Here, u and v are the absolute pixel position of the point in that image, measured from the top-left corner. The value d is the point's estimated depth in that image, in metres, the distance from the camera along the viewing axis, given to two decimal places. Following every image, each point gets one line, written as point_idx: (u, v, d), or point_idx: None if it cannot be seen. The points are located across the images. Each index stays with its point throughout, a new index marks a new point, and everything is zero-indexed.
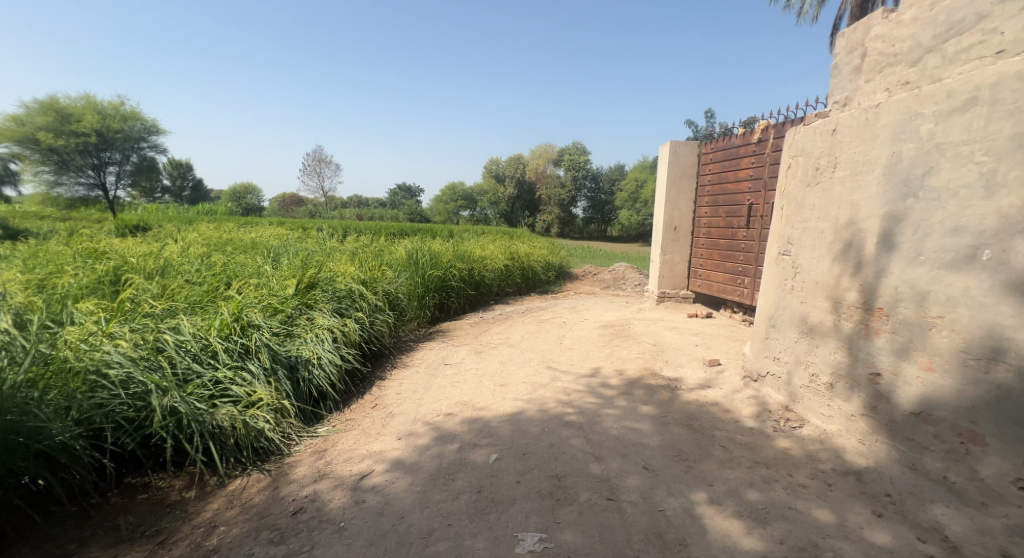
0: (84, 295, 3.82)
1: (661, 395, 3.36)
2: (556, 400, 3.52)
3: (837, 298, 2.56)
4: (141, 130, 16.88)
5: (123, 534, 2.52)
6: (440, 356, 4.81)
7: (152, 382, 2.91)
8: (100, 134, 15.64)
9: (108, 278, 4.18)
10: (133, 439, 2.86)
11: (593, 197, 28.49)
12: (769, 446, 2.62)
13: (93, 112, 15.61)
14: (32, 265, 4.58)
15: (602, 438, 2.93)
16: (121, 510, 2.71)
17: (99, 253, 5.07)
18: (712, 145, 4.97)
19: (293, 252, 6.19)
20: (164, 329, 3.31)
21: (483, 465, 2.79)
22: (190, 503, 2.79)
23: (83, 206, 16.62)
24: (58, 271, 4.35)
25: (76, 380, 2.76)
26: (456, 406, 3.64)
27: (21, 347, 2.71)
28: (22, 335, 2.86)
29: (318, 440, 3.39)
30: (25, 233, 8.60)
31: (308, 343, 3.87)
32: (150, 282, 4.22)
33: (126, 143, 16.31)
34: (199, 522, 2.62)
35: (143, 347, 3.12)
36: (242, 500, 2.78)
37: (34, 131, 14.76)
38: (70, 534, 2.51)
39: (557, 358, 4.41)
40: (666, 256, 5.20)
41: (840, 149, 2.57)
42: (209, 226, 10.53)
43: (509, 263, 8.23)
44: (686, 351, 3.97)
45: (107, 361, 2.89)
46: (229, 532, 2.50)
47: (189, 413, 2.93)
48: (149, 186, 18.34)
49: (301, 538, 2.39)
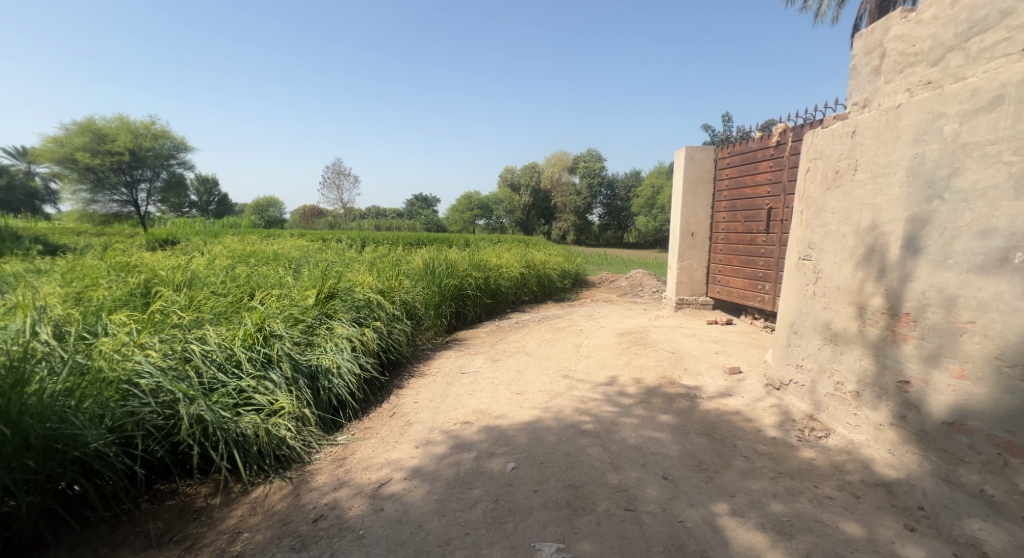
0: (117, 308, 3.93)
1: (680, 403, 3.31)
2: (572, 409, 3.49)
3: (861, 304, 2.49)
4: (171, 148, 17.38)
5: (152, 539, 2.56)
6: (457, 365, 4.82)
7: (180, 390, 2.97)
8: (132, 153, 16.19)
9: (139, 290, 4.30)
10: (162, 446, 2.91)
11: (610, 204, 28.37)
12: (793, 456, 2.55)
13: (126, 132, 16.14)
14: (68, 278, 4.73)
15: (620, 447, 2.88)
16: (150, 516, 2.76)
17: (131, 267, 5.21)
18: (729, 149, 4.91)
19: (313, 263, 6.26)
20: (191, 339, 3.38)
21: (500, 474, 2.77)
22: (215, 509, 2.83)
23: (116, 222, 17.10)
24: (93, 284, 4.49)
25: (109, 389, 2.83)
26: (473, 415, 3.63)
27: (60, 357, 2.79)
28: (60, 347, 2.94)
29: (337, 449, 3.41)
30: (62, 248, 8.84)
31: (328, 352, 3.91)
32: (178, 293, 4.33)
33: (157, 161, 16.83)
34: (223, 528, 2.64)
35: (172, 357, 3.19)
36: (265, 507, 2.81)
37: (72, 151, 15.31)
38: (103, 538, 2.56)
39: (573, 366, 4.37)
40: (684, 262, 5.14)
41: (860, 151, 2.52)
42: (235, 239, 10.74)
43: (525, 271, 8.21)
44: (705, 358, 3.91)
45: (138, 371, 2.97)
46: (252, 539, 2.52)
47: (214, 421, 2.97)
48: (178, 202, 18.82)
49: (321, 545, 2.40)
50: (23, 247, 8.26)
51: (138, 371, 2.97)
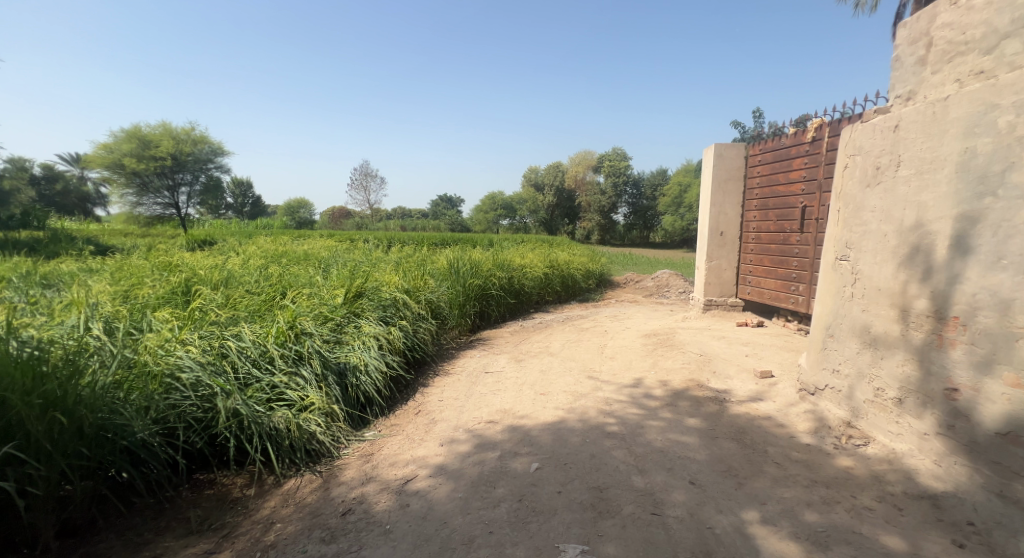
0: (160, 305, 4.05)
1: (709, 407, 3.23)
2: (597, 410, 3.44)
3: (903, 307, 2.38)
4: (210, 152, 17.81)
5: (193, 526, 2.64)
6: (481, 364, 4.81)
7: (218, 385, 3.06)
8: (174, 158, 16.67)
9: (180, 288, 4.44)
10: (201, 438, 2.99)
11: (635, 203, 28.03)
12: (828, 465, 2.46)
13: (168, 137, 16.65)
14: (116, 277, 4.93)
15: (646, 450, 2.82)
16: (191, 504, 2.84)
17: (173, 266, 5.40)
18: (760, 146, 4.77)
19: (342, 263, 6.36)
20: (228, 336, 3.47)
21: (524, 474, 2.74)
22: (250, 500, 2.89)
23: (159, 224, 17.76)
24: (139, 282, 4.66)
25: (154, 382, 2.91)
26: (497, 414, 3.61)
27: (110, 351, 2.89)
28: (110, 342, 3.05)
29: (364, 445, 3.44)
30: (112, 248, 9.24)
31: (355, 350, 3.94)
32: (216, 292, 4.45)
33: (197, 165, 17.30)
34: (257, 518, 2.70)
35: (210, 353, 3.28)
36: (296, 499, 2.85)
37: (120, 156, 15.93)
38: (149, 524, 2.66)
39: (598, 367, 4.31)
40: (712, 262, 5.02)
41: (904, 146, 2.40)
42: (272, 240, 11.09)
43: (549, 271, 8.16)
44: (735, 361, 3.80)
45: (179, 366, 3.06)
46: (284, 530, 2.56)
47: (249, 415, 3.04)
48: (216, 203, 19.43)
49: (349, 538, 2.41)
50: (76, 247, 8.69)
51: (179, 366, 3.06)
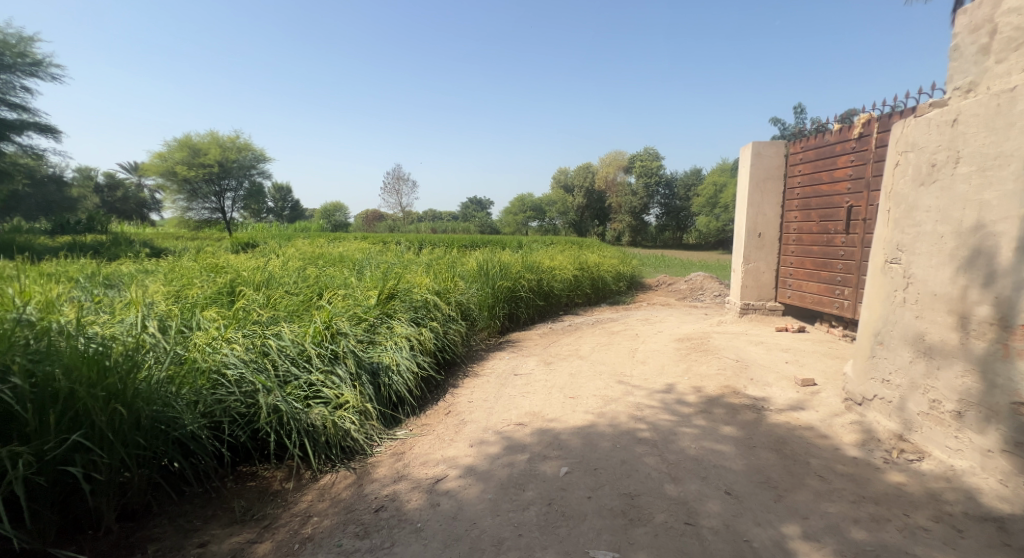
0: (207, 305, 4.19)
1: (746, 415, 3.10)
2: (628, 415, 3.36)
3: (963, 313, 2.23)
4: (253, 159, 18.30)
5: (237, 516, 2.70)
6: (511, 366, 4.79)
7: (260, 381, 3.13)
8: (220, 164, 17.26)
9: (225, 288, 4.57)
10: (244, 432, 3.07)
11: (667, 204, 27.52)
12: (877, 480, 2.32)
13: (216, 146, 17.18)
14: (168, 277, 5.13)
15: (679, 458, 2.73)
16: (235, 494, 2.91)
17: (219, 267, 5.58)
18: (802, 144, 4.58)
19: (375, 265, 6.44)
20: (269, 335, 3.55)
21: (553, 478, 2.69)
22: (289, 493, 2.94)
23: (206, 227, 18.49)
24: (188, 282, 4.83)
25: (202, 378, 3.00)
26: (527, 417, 3.57)
27: (163, 347, 2.99)
28: (163, 339, 3.16)
29: (396, 444, 3.46)
30: (165, 250, 9.75)
31: (388, 350, 3.97)
32: (258, 292, 4.57)
33: (242, 171, 17.85)
34: (295, 511, 2.75)
35: (253, 351, 3.36)
36: (332, 494, 2.89)
37: (172, 164, 16.65)
38: (197, 512, 2.74)
39: (629, 371, 4.21)
40: (749, 264, 4.85)
41: (963, 142, 2.26)
42: (313, 242, 11.43)
43: (579, 274, 8.07)
44: (774, 368, 3.65)
45: (224, 363, 3.14)
46: (321, 524, 2.60)
47: (288, 411, 3.11)
48: (257, 207, 20.14)
49: (382, 535, 2.42)
50: (134, 249, 9.19)
51: (225, 363, 3.16)
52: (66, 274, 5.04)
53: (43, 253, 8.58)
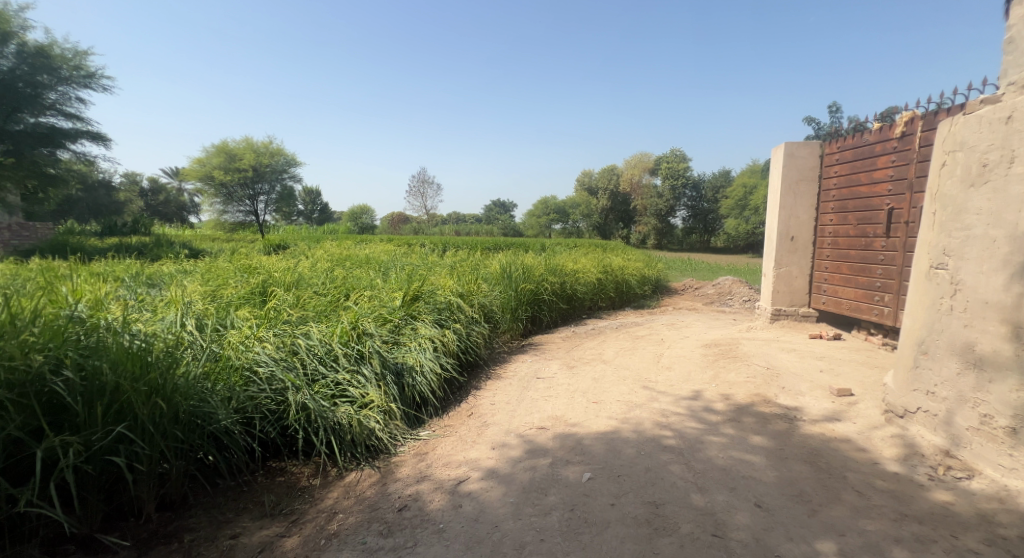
0: (240, 304, 4.27)
1: (777, 425, 2.99)
2: (653, 422, 3.27)
3: (1018, 323, 2.10)
4: (286, 163, 18.73)
5: (266, 509, 2.73)
6: (533, 369, 4.74)
7: (290, 379, 3.16)
8: (254, 169, 17.73)
9: (258, 289, 4.66)
10: (274, 428, 3.10)
11: (694, 206, 27.05)
12: (921, 498, 2.19)
13: (250, 151, 17.66)
14: (205, 278, 5.26)
15: (707, 467, 2.64)
16: (265, 488, 2.94)
17: (253, 268, 5.70)
18: (838, 144, 4.42)
19: (400, 266, 6.49)
20: (298, 334, 3.59)
21: (576, 484, 2.63)
22: (316, 489, 2.95)
23: (240, 230, 19.03)
24: (223, 282, 4.94)
25: (235, 374, 3.06)
26: (549, 421, 3.52)
27: (200, 344, 3.06)
28: (200, 336, 3.23)
29: (419, 444, 3.45)
30: (203, 252, 10.08)
31: (412, 351, 3.97)
32: (289, 292, 4.65)
33: (274, 175, 18.28)
34: (322, 507, 2.75)
35: (284, 350, 3.40)
36: (357, 492, 2.89)
37: (210, 169, 17.23)
38: (230, 504, 2.78)
39: (654, 377, 4.12)
40: (781, 269, 4.70)
41: (1018, 140, 2.12)
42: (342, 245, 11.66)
43: (602, 277, 7.97)
44: (807, 376, 3.51)
45: (256, 361, 3.19)
46: (346, 520, 2.60)
47: (316, 409, 3.13)
48: (292, 211, 20.62)
49: (405, 534, 2.40)
50: (174, 251, 9.56)
51: (257, 360, 3.19)
52: (114, 274, 5.23)
53: (95, 254, 8.98)
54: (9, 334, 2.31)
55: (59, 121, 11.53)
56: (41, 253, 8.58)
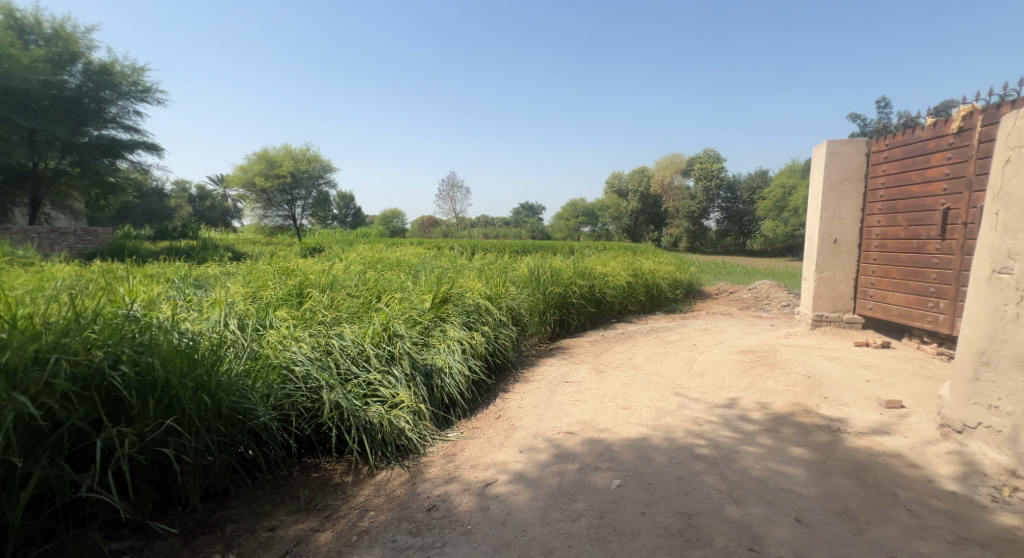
0: (279, 305, 4.35)
1: (819, 437, 2.83)
2: (685, 430, 3.15)
3: None
4: (322, 169, 19.19)
5: (301, 504, 2.76)
6: (561, 373, 4.66)
7: (324, 378, 3.19)
8: (292, 175, 18.25)
9: (295, 290, 4.74)
10: (309, 425, 3.13)
11: (729, 208, 26.39)
12: (982, 520, 2.04)
13: (288, 157, 18.18)
14: (247, 279, 5.41)
15: (742, 479, 2.52)
16: (300, 484, 2.97)
17: (291, 270, 5.83)
18: (887, 141, 4.20)
19: (429, 269, 6.52)
20: (332, 335, 3.63)
21: (605, 490, 2.55)
22: (348, 486, 2.96)
23: (279, 234, 19.58)
24: (263, 284, 5.05)
25: (274, 372, 3.09)
26: (577, 425, 3.44)
27: (242, 343, 3.11)
28: (241, 336, 3.28)
29: (447, 444, 3.42)
30: (245, 254, 10.46)
31: (441, 353, 3.96)
32: (323, 294, 4.71)
33: (311, 180, 18.76)
34: (353, 504, 2.75)
35: (319, 349, 3.43)
36: (387, 490, 2.88)
37: (252, 176, 17.87)
38: (268, 497, 2.82)
39: (686, 384, 3.98)
40: (823, 273, 4.48)
41: None
42: (376, 248, 11.91)
43: (632, 280, 7.83)
44: (852, 386, 3.33)
45: (293, 359, 3.23)
46: (377, 518, 2.58)
47: (349, 407, 3.15)
48: (328, 215, 21.09)
49: (434, 534, 2.38)
50: (220, 254, 9.97)
51: (294, 359, 3.22)
52: (165, 275, 5.46)
53: (149, 256, 9.43)
54: (71, 330, 2.39)
55: (119, 134, 12.30)
56: (100, 255, 9.06)
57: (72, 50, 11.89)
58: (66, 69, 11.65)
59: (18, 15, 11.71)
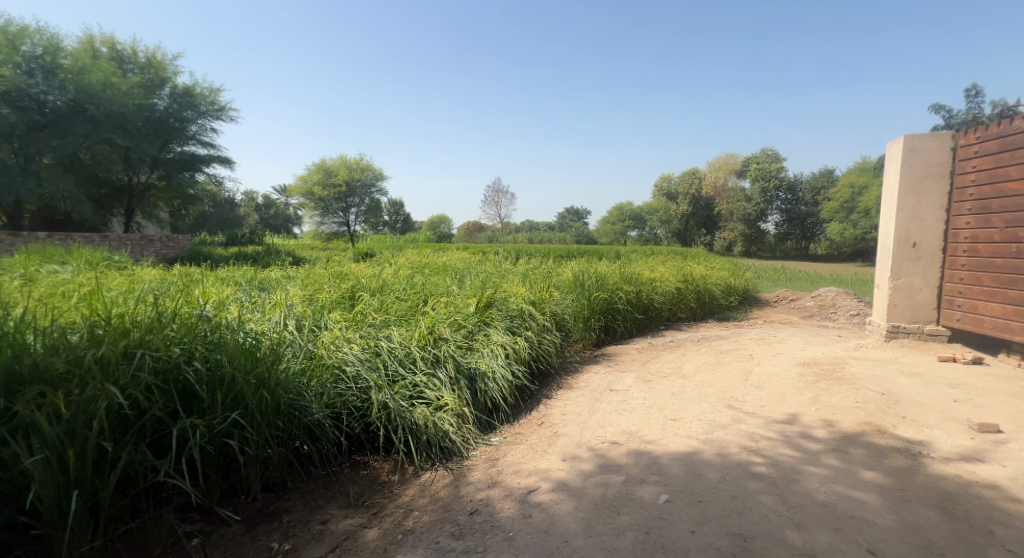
0: (333, 307, 4.41)
1: (895, 460, 2.54)
2: (740, 446, 2.91)
3: None
4: (374, 177, 19.74)
5: (351, 500, 2.74)
6: (606, 381, 4.48)
7: (372, 379, 3.17)
8: (347, 184, 18.87)
9: (348, 294, 4.81)
10: (359, 424, 3.11)
11: (789, 211, 25.14)
12: None
13: (344, 167, 18.84)
14: (305, 282, 5.55)
15: (805, 501, 2.28)
16: (349, 480, 2.95)
17: (345, 274, 5.95)
18: (974, 134, 3.80)
19: (474, 274, 6.49)
20: (381, 337, 3.62)
21: (651, 505, 2.37)
22: (394, 485, 2.92)
23: (335, 240, 20.27)
24: (319, 287, 5.17)
25: (327, 372, 3.09)
26: (623, 436, 3.26)
27: (299, 342, 3.14)
28: (298, 336, 3.31)
29: (490, 449, 3.33)
30: (304, 260, 10.88)
31: (484, 357, 3.88)
32: (373, 298, 4.75)
33: (365, 188, 19.32)
34: (399, 503, 2.71)
35: (368, 351, 3.43)
36: (431, 492, 2.81)
37: (311, 185, 18.63)
38: (321, 491, 2.82)
39: (740, 396, 3.72)
40: (900, 280, 4.08)
41: None
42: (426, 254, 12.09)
43: (683, 286, 7.51)
44: (935, 407, 3.00)
45: (344, 360, 3.23)
46: (421, 518, 2.53)
47: (395, 409, 3.11)
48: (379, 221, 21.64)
49: (476, 538, 2.28)
50: (281, 258, 10.43)
51: (345, 360, 3.23)
52: (234, 278, 5.72)
53: (220, 262, 9.94)
54: (154, 329, 2.48)
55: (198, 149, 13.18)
56: (178, 259, 9.65)
57: (161, 75, 12.99)
58: (156, 92, 12.85)
59: (120, 47, 12.77)
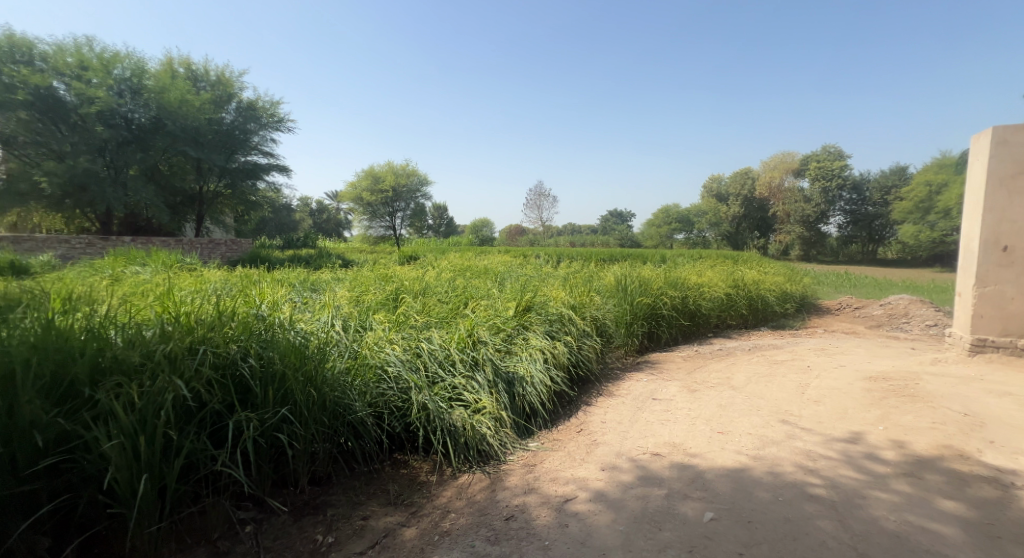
0: (377, 308, 4.39)
1: (980, 491, 2.22)
2: (794, 464, 2.64)
3: None
4: (421, 181, 20.03)
5: (392, 497, 2.66)
6: (649, 389, 4.24)
7: (412, 379, 3.09)
8: (393, 189, 19.25)
9: (392, 296, 4.79)
10: (399, 424, 3.04)
11: (852, 216, 23.71)
12: None
13: (392, 171, 19.23)
14: (353, 285, 5.61)
15: (871, 530, 2.01)
16: (389, 478, 2.86)
17: (390, 276, 5.98)
18: None
19: (514, 277, 6.37)
20: (421, 338, 3.54)
21: (695, 523, 2.17)
22: (432, 486, 2.82)
23: (382, 242, 20.72)
24: (366, 289, 5.20)
25: (370, 371, 3.04)
26: (665, 447, 3.04)
27: (345, 342, 3.11)
28: (344, 336, 3.28)
29: (527, 454, 3.18)
30: (352, 262, 11.14)
31: (523, 361, 3.74)
32: (415, 300, 4.71)
33: (411, 192, 19.62)
34: (437, 504, 2.61)
35: (409, 353, 3.36)
36: (468, 494, 2.70)
37: (360, 190, 19.14)
38: (363, 487, 2.75)
39: (796, 411, 3.41)
40: (987, 287, 3.69)
41: None
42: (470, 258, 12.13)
43: (733, 293, 7.11)
44: None
45: (386, 360, 3.17)
46: (458, 521, 2.41)
47: (435, 410, 3.01)
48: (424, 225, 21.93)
49: (512, 544, 2.15)
50: (331, 261, 10.72)
51: (387, 360, 3.17)
52: (287, 279, 5.86)
53: (275, 263, 10.34)
54: (215, 327, 2.53)
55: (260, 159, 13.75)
56: (239, 261, 10.10)
57: (229, 92, 13.63)
58: (224, 108, 13.44)
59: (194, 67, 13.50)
